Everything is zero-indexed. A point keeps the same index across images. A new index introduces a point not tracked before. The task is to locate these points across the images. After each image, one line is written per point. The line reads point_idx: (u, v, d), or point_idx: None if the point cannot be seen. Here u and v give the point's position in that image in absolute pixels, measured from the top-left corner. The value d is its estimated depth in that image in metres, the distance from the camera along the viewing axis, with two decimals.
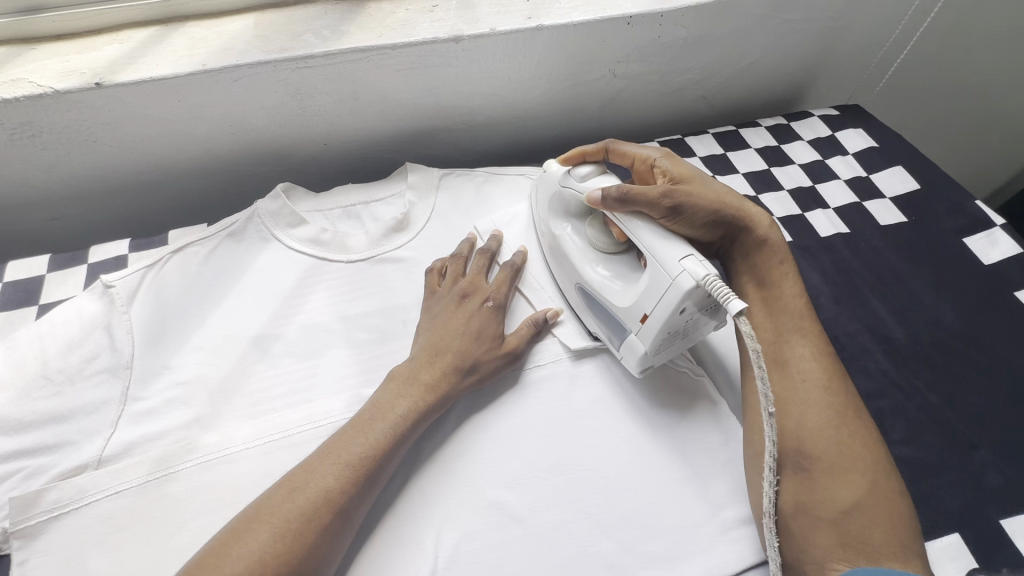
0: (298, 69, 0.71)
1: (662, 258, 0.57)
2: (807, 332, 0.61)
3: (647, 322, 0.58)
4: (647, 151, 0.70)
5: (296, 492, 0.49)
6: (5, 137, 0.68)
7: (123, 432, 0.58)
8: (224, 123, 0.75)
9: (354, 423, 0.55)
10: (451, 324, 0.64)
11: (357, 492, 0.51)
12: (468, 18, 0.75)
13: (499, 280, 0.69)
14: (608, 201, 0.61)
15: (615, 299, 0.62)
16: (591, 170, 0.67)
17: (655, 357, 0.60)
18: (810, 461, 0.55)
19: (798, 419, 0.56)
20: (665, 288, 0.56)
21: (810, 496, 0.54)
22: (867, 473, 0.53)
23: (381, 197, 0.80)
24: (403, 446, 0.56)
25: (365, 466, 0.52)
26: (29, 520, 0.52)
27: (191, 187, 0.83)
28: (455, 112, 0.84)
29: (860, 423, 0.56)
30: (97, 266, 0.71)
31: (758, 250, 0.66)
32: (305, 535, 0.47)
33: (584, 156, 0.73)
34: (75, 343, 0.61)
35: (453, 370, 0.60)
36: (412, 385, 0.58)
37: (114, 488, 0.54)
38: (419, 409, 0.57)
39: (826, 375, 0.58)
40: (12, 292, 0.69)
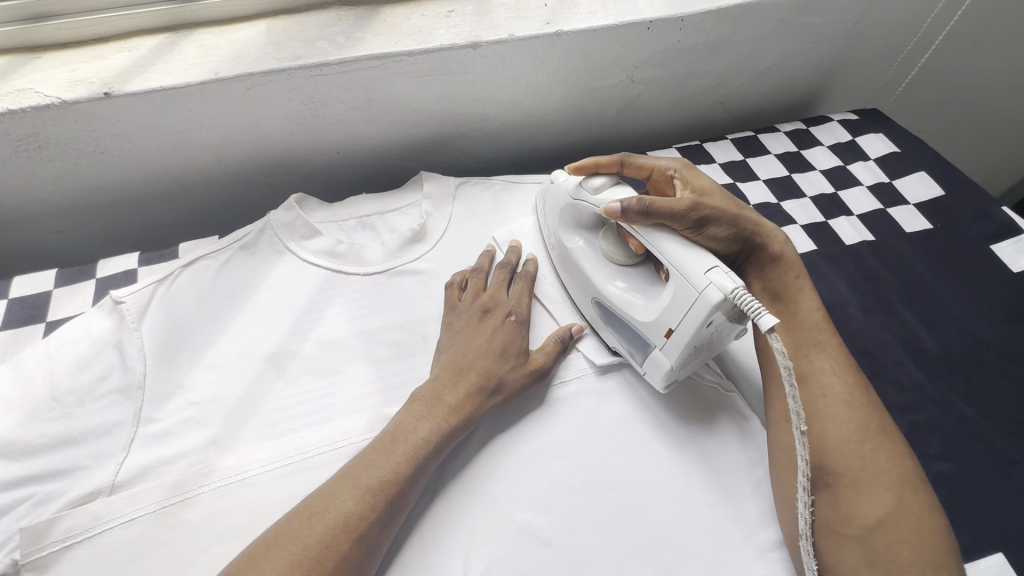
0: (313, 77, 0.69)
1: (686, 270, 0.55)
2: (827, 343, 0.59)
3: (672, 337, 0.56)
4: (665, 161, 0.69)
5: (318, 521, 0.47)
6: (10, 149, 0.66)
7: (137, 456, 0.56)
8: (236, 132, 0.73)
9: (374, 446, 0.53)
10: (472, 341, 0.62)
11: (380, 519, 0.49)
12: (485, 23, 0.73)
13: (517, 292, 0.67)
14: (630, 213, 0.58)
15: (637, 314, 0.60)
16: (605, 182, 0.64)
17: (679, 372, 0.59)
18: (834, 475, 0.52)
19: (820, 433, 0.54)
20: (691, 302, 0.54)
21: (835, 513, 0.51)
22: (893, 488, 0.51)
23: (396, 207, 0.78)
24: (426, 468, 0.54)
25: (387, 491, 0.50)
26: (40, 551, 0.50)
27: (200, 198, 0.81)
28: (470, 119, 0.82)
29: (885, 435, 0.54)
30: (106, 281, 0.69)
31: (774, 268, 0.63)
32: (326, 564, 0.45)
33: (597, 166, 0.70)
34: (85, 362, 0.59)
35: (475, 388, 0.58)
36: (434, 406, 0.56)
37: (128, 516, 0.52)
38: (442, 430, 0.55)
39: (848, 388, 0.56)
40: (19, 309, 0.67)
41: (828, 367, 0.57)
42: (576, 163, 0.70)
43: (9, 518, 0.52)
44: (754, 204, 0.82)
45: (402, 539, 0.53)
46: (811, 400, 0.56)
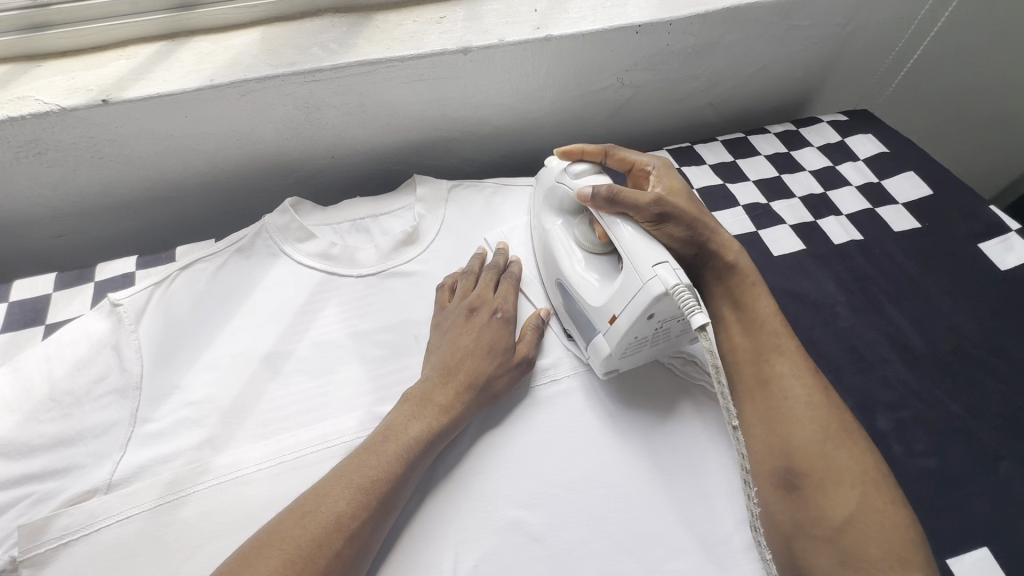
0: (306, 83, 0.70)
1: (637, 261, 0.56)
2: (787, 348, 0.60)
3: (614, 324, 0.57)
4: (646, 158, 0.71)
5: (307, 518, 0.47)
6: (11, 155, 0.67)
7: (134, 455, 0.57)
8: (232, 137, 0.74)
9: (367, 445, 0.54)
10: (460, 340, 0.63)
11: (369, 517, 0.49)
12: (476, 29, 0.75)
13: (503, 291, 0.69)
14: (597, 198, 0.60)
15: (588, 296, 0.61)
16: (587, 168, 0.67)
17: (619, 359, 0.60)
18: (801, 477, 0.53)
19: (785, 436, 0.55)
20: (635, 291, 0.55)
21: (803, 514, 0.52)
22: (856, 485, 0.52)
23: (390, 210, 0.79)
24: (417, 467, 0.54)
25: (379, 489, 0.51)
26: (38, 548, 0.51)
27: (198, 202, 0.83)
28: (462, 123, 0.84)
29: (846, 435, 0.55)
30: (104, 284, 0.70)
31: (730, 276, 0.64)
32: (317, 563, 0.46)
33: (584, 153, 0.70)
34: (83, 364, 0.60)
35: (465, 387, 0.59)
36: (424, 407, 0.57)
37: (124, 514, 0.53)
38: (434, 427, 0.56)
39: (808, 391, 0.57)
40: (19, 311, 0.68)
41: (790, 372, 0.58)
42: (564, 147, 0.70)
43: (7, 517, 0.53)
44: (744, 205, 0.83)
45: (394, 536, 0.54)
46: (774, 404, 0.57)
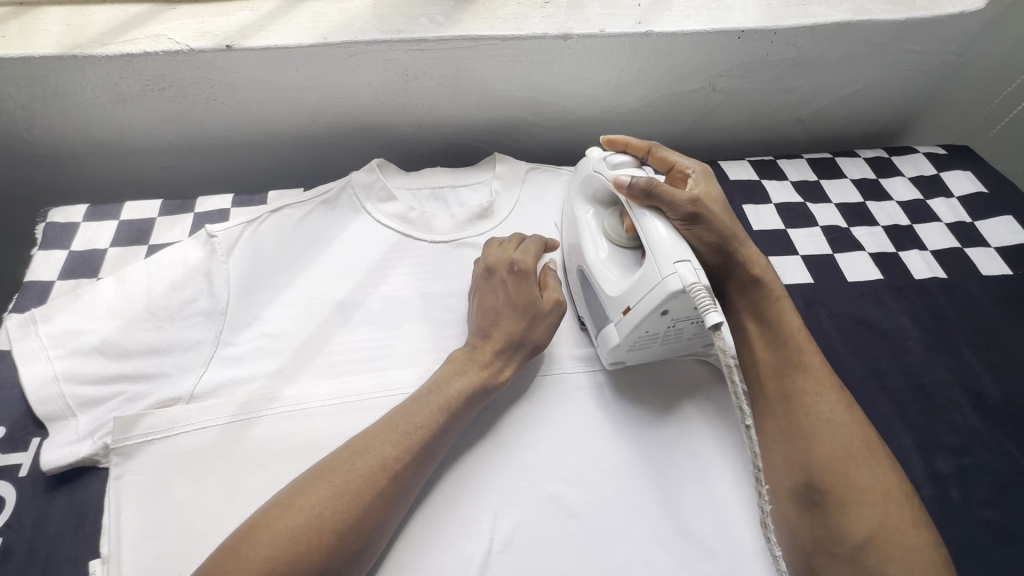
0: (411, 51, 0.73)
1: (658, 256, 0.56)
2: (812, 363, 0.59)
3: (628, 314, 0.58)
4: (689, 161, 0.70)
5: (358, 454, 0.50)
6: (140, 87, 0.74)
7: (215, 373, 0.62)
8: (332, 96, 0.78)
9: (416, 395, 0.57)
10: (489, 300, 0.64)
11: (411, 462, 0.52)
12: (578, 16, 0.76)
13: (532, 248, 0.68)
14: (634, 187, 0.60)
15: (607, 286, 0.62)
16: (626, 160, 0.66)
17: (625, 351, 0.61)
18: (822, 494, 0.52)
19: (804, 452, 0.54)
20: (653, 284, 0.55)
21: (823, 532, 0.52)
22: (878, 505, 0.51)
23: (468, 183, 0.81)
24: (461, 417, 0.57)
25: (423, 435, 0.53)
26: (127, 440, 0.56)
27: (290, 152, 0.87)
28: (548, 108, 0.85)
29: (870, 453, 0.54)
30: (203, 215, 0.76)
31: (754, 288, 0.63)
32: (364, 498, 0.48)
33: (627, 146, 0.72)
34: (178, 285, 0.66)
35: (502, 343, 0.61)
36: (468, 363, 0.60)
37: (203, 424, 0.58)
38: (475, 380, 0.58)
39: (833, 409, 0.56)
40: (127, 229, 0.74)
41: (810, 388, 0.58)
42: (610, 135, 0.72)
43: (102, 409, 0.59)
44: (822, 226, 0.81)
45: (440, 487, 0.57)
46: (794, 421, 0.56)
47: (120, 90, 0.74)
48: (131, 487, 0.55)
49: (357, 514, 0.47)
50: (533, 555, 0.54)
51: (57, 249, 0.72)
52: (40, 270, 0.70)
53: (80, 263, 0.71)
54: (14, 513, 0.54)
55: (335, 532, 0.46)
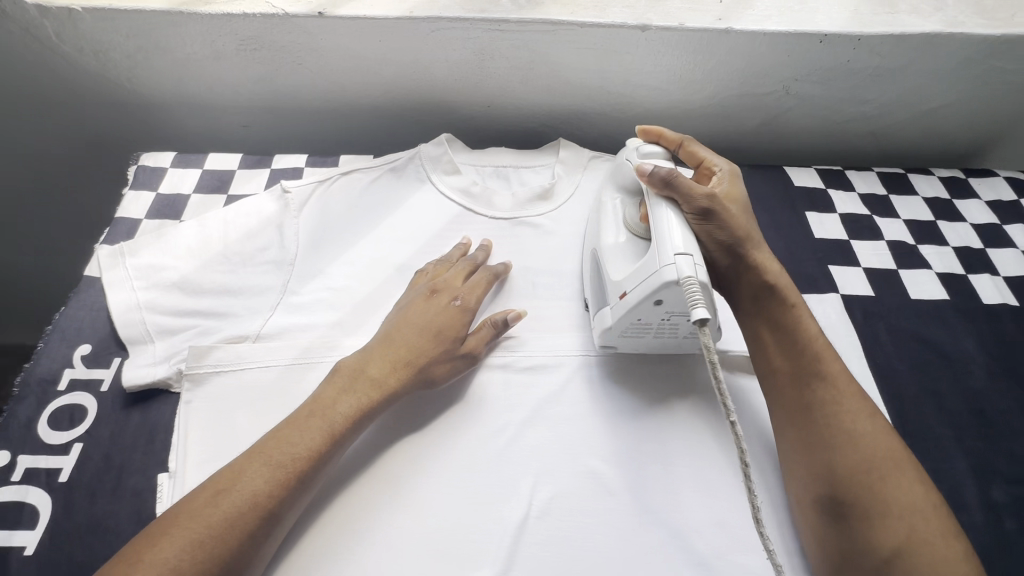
0: (491, 31, 0.75)
1: (661, 247, 0.57)
2: (836, 375, 0.57)
3: (624, 300, 0.59)
4: (718, 160, 0.69)
5: (226, 494, 0.48)
6: (234, 47, 0.78)
7: (281, 317, 0.65)
8: (409, 70, 0.81)
9: (301, 420, 0.53)
10: (413, 313, 0.62)
11: (288, 495, 0.50)
12: (658, 9, 0.76)
13: (475, 285, 0.66)
14: (655, 176, 0.61)
15: (613, 270, 0.63)
16: (657, 153, 0.67)
17: (617, 337, 0.62)
18: (846, 505, 0.51)
19: (825, 464, 0.53)
20: (649, 272, 0.56)
21: (849, 544, 0.51)
22: (904, 518, 0.49)
23: (530, 164, 0.82)
24: (341, 448, 0.54)
25: (299, 468, 0.51)
26: (198, 369, 0.60)
27: (362, 123, 0.91)
28: (615, 100, 0.86)
29: (895, 465, 0.52)
30: (279, 172, 0.80)
31: (768, 295, 0.61)
32: (225, 542, 0.46)
33: (660, 138, 0.72)
34: (253, 233, 0.71)
35: (404, 367, 0.58)
36: (359, 381, 0.57)
37: (268, 363, 0.62)
38: (367, 404, 0.56)
39: (853, 420, 0.55)
40: (209, 178, 0.79)
41: (828, 400, 0.56)
42: (645, 126, 0.73)
43: (178, 338, 0.63)
44: (889, 240, 0.79)
45: (483, 450, 0.59)
46: (815, 431, 0.55)
47: (217, 48, 0.78)
48: (198, 412, 0.58)
49: (226, 557, 0.46)
50: (569, 525, 0.55)
51: (147, 190, 0.77)
52: (131, 208, 0.75)
53: (166, 205, 0.76)
54: (93, 424, 0.58)
55: None
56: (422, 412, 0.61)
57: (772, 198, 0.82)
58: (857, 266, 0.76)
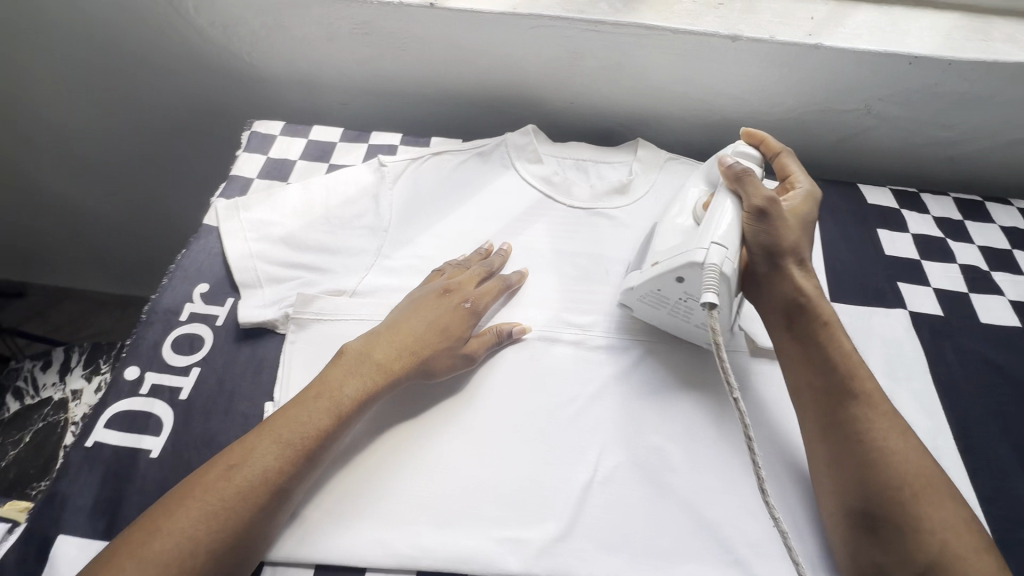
0: (587, 31, 0.80)
1: (708, 232, 0.61)
2: (871, 393, 0.58)
3: (651, 268, 0.64)
4: (803, 179, 0.71)
5: (236, 471, 0.51)
6: (348, 30, 0.85)
7: (375, 278, 0.71)
8: (504, 63, 0.86)
9: (311, 399, 0.56)
10: (425, 306, 0.65)
11: (296, 471, 0.53)
12: (750, 22, 0.80)
13: (488, 288, 0.69)
14: (732, 169, 0.66)
15: (657, 245, 0.67)
16: (750, 155, 0.70)
17: (634, 301, 0.67)
18: (877, 519, 0.53)
19: (858, 480, 0.54)
20: (683, 252, 0.60)
21: (883, 557, 0.52)
22: (936, 533, 0.51)
23: (609, 160, 0.86)
24: (346, 428, 0.56)
25: (306, 447, 0.53)
26: (303, 314, 0.66)
27: (449, 110, 0.96)
28: (694, 106, 0.89)
29: (928, 483, 0.53)
30: (376, 147, 0.86)
31: (802, 311, 0.62)
32: (237, 516, 0.49)
33: (760, 142, 0.74)
34: (352, 201, 0.78)
35: (410, 355, 0.61)
36: (363, 365, 0.59)
37: (362, 316, 0.68)
38: (374, 386, 0.58)
39: (888, 437, 0.55)
40: (313, 148, 0.86)
41: (862, 418, 0.56)
42: (751, 128, 0.74)
43: (284, 286, 0.70)
44: (961, 264, 0.79)
45: (552, 416, 0.63)
46: (850, 447, 0.56)
47: (332, 30, 0.85)
48: (299, 352, 0.65)
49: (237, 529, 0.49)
50: (631, 492, 0.58)
51: (258, 154, 0.85)
52: (244, 168, 0.83)
53: (275, 168, 0.83)
54: (209, 352, 0.65)
55: (208, 553, 0.47)
56: (500, 375, 0.65)
57: (844, 213, 0.84)
58: (927, 286, 0.77)
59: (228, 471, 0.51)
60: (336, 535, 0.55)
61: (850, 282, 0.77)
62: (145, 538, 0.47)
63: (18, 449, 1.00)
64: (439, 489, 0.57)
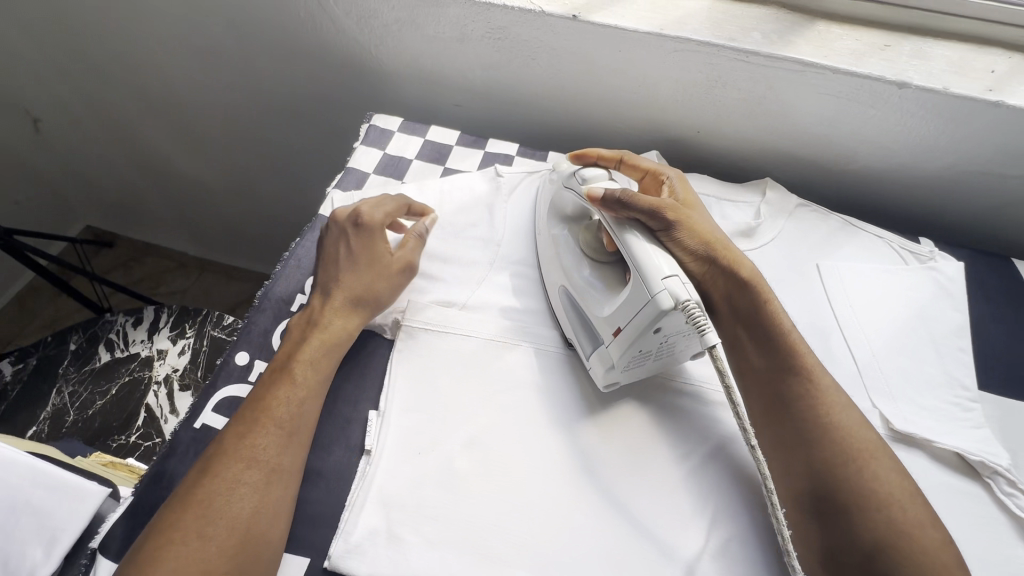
0: (735, 60, 0.75)
1: (643, 273, 0.54)
2: (811, 370, 0.59)
3: (618, 336, 0.56)
4: (663, 168, 0.72)
5: (216, 460, 0.52)
6: (481, 33, 0.83)
7: (484, 294, 0.70)
8: (635, 82, 0.82)
9: (267, 379, 0.57)
10: (338, 256, 0.65)
11: (276, 444, 0.53)
12: (919, 68, 0.72)
13: (393, 204, 0.69)
14: (609, 198, 0.59)
15: (597, 309, 0.60)
16: (597, 173, 0.64)
17: (621, 374, 0.60)
18: (826, 499, 0.53)
19: (806, 463, 0.55)
20: (640, 304, 0.53)
21: (833, 537, 0.52)
22: (880, 508, 0.52)
23: (734, 199, 0.81)
24: (314, 399, 0.57)
25: (280, 421, 0.54)
26: (415, 321, 0.65)
27: (565, 123, 0.93)
28: (833, 151, 0.82)
29: (871, 455, 0.55)
30: (492, 155, 0.84)
31: (742, 297, 0.62)
32: (234, 501, 0.50)
33: (597, 158, 0.73)
34: (465, 209, 0.76)
35: (350, 307, 0.62)
36: (321, 330, 0.61)
37: (470, 334, 0.65)
38: (322, 348, 0.60)
39: (831, 412, 0.57)
40: (430, 149, 0.85)
41: (804, 393, 0.58)
42: (577, 153, 0.72)
43: None
44: None
45: (666, 476, 0.59)
46: (793, 426, 0.57)
47: (465, 31, 0.83)
48: (405, 361, 0.63)
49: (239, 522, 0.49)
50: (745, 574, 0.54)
51: (375, 148, 0.84)
52: (361, 161, 0.82)
53: (390, 164, 0.82)
54: None
55: (215, 547, 0.47)
56: (614, 420, 0.62)
57: (995, 289, 0.76)
58: None
59: (212, 464, 0.51)
60: (430, 566, 0.52)
61: (999, 369, 0.69)
62: (159, 544, 0.47)
63: (104, 400, 1.04)
64: (539, 533, 0.54)
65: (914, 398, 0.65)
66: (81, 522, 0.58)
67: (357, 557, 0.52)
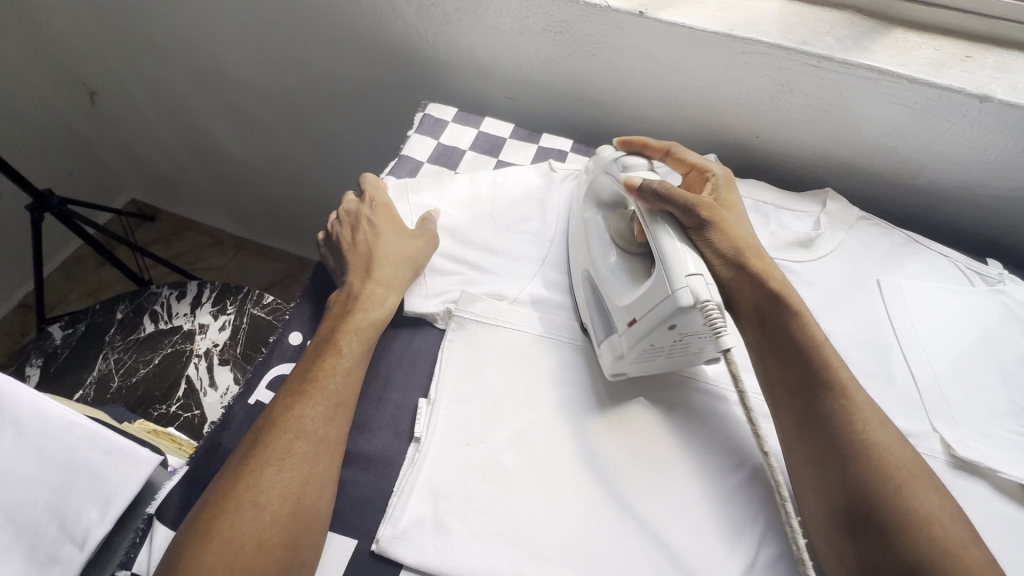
0: (805, 65, 0.72)
1: (667, 267, 0.52)
2: (845, 383, 0.56)
3: (632, 327, 0.55)
4: (710, 164, 0.70)
5: (265, 431, 0.53)
6: (542, 27, 0.82)
7: (534, 289, 0.69)
8: (697, 83, 0.80)
9: (314, 355, 0.58)
10: (363, 237, 0.67)
11: (325, 415, 0.54)
12: (1003, 82, 0.69)
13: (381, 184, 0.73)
14: (645, 188, 0.58)
15: (615, 297, 0.59)
16: (639, 163, 0.64)
17: (629, 366, 0.58)
18: (863, 516, 0.50)
19: (839, 476, 0.52)
20: (660, 298, 0.52)
21: (870, 556, 0.49)
22: (918, 526, 0.49)
23: (794, 209, 0.79)
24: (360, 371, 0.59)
25: (327, 395, 0.55)
26: (467, 312, 0.65)
27: (619, 121, 0.91)
28: (900, 164, 0.79)
29: (910, 473, 0.52)
30: (545, 150, 0.84)
31: (771, 304, 0.61)
32: (285, 474, 0.50)
33: (644, 147, 0.72)
34: (518, 202, 0.76)
35: (399, 273, 0.65)
36: (370, 309, 0.62)
37: (522, 329, 0.65)
38: (367, 323, 0.61)
39: (865, 426, 0.54)
40: (483, 140, 0.84)
41: (836, 407, 0.55)
42: (624, 137, 0.72)
43: (447, 280, 0.68)
44: None
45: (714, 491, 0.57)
46: (824, 438, 0.54)
47: (526, 23, 0.83)
48: (456, 351, 0.63)
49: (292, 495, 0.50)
50: None
51: (429, 137, 0.84)
52: (415, 149, 0.82)
53: (444, 153, 0.82)
54: None
55: (270, 518, 0.48)
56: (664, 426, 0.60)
57: None
58: None
59: (265, 436, 0.52)
60: (476, 556, 0.52)
61: None
62: (215, 513, 0.48)
63: (148, 368, 1.07)
64: (586, 535, 0.53)
65: (979, 425, 0.62)
66: (134, 489, 0.56)
67: (403, 544, 0.52)
